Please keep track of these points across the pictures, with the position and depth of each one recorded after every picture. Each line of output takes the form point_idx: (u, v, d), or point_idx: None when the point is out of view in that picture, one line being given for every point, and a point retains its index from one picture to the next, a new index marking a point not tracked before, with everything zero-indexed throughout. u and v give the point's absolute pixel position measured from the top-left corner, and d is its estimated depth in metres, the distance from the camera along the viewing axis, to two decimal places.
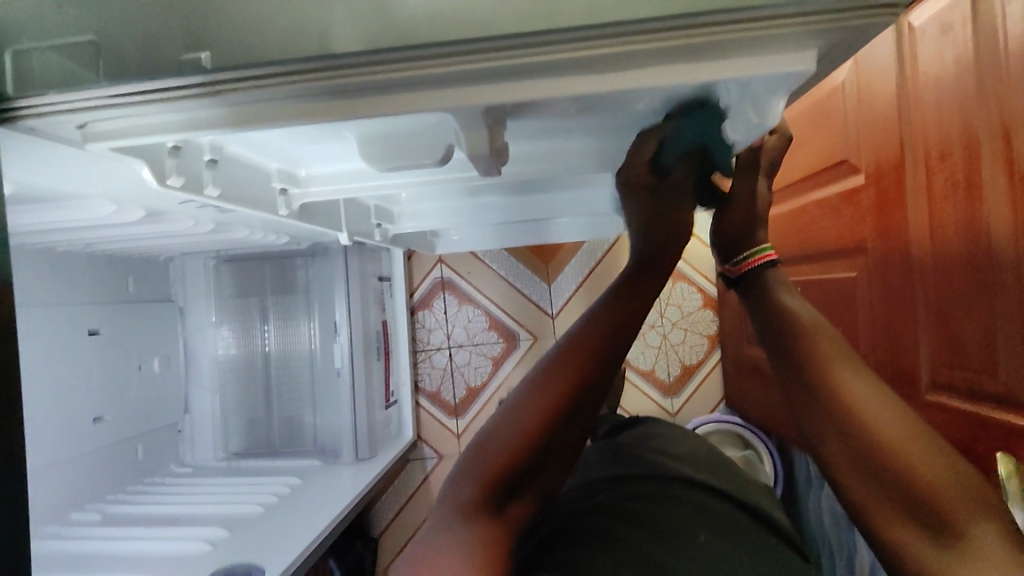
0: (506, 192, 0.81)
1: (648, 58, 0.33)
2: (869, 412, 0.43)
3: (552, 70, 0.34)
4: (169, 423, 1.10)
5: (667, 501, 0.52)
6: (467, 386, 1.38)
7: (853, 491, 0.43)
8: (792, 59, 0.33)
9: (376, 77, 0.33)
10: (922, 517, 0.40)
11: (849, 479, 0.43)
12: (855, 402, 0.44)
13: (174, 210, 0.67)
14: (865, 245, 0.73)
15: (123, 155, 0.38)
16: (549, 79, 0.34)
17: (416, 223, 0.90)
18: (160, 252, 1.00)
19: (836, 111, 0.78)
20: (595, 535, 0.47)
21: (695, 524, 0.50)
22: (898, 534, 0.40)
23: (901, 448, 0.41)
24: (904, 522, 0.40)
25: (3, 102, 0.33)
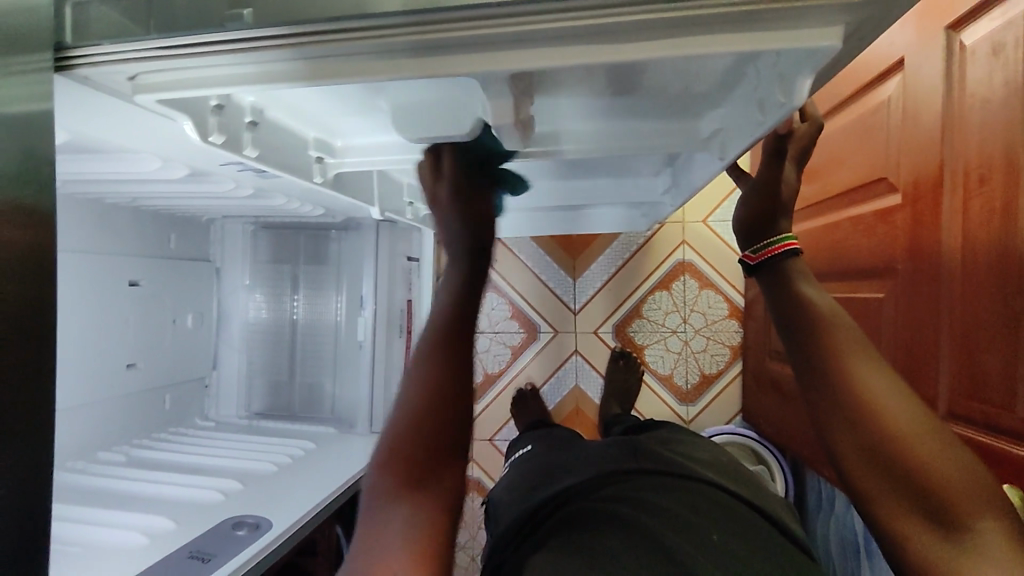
0: (536, 179, 0.82)
1: (668, 28, 0.34)
2: (892, 412, 0.46)
3: (576, 41, 0.35)
4: (197, 378, 1.15)
5: (671, 492, 0.55)
6: (484, 372, 1.39)
7: (866, 488, 0.47)
8: (821, 35, 0.34)
9: (408, 38, 0.35)
10: (930, 512, 0.43)
11: (861, 472, 0.47)
12: (878, 400, 0.47)
13: (217, 171, 0.70)
14: (895, 267, 0.72)
15: (170, 109, 0.41)
16: (573, 54, 0.35)
17: (445, 205, 0.92)
18: (201, 212, 1.04)
19: (880, 128, 0.76)
20: (611, 515, 0.51)
21: (699, 513, 0.52)
22: (904, 524, 0.44)
23: (919, 447, 0.45)
24: (913, 515, 0.44)
25: (62, 52, 0.36)
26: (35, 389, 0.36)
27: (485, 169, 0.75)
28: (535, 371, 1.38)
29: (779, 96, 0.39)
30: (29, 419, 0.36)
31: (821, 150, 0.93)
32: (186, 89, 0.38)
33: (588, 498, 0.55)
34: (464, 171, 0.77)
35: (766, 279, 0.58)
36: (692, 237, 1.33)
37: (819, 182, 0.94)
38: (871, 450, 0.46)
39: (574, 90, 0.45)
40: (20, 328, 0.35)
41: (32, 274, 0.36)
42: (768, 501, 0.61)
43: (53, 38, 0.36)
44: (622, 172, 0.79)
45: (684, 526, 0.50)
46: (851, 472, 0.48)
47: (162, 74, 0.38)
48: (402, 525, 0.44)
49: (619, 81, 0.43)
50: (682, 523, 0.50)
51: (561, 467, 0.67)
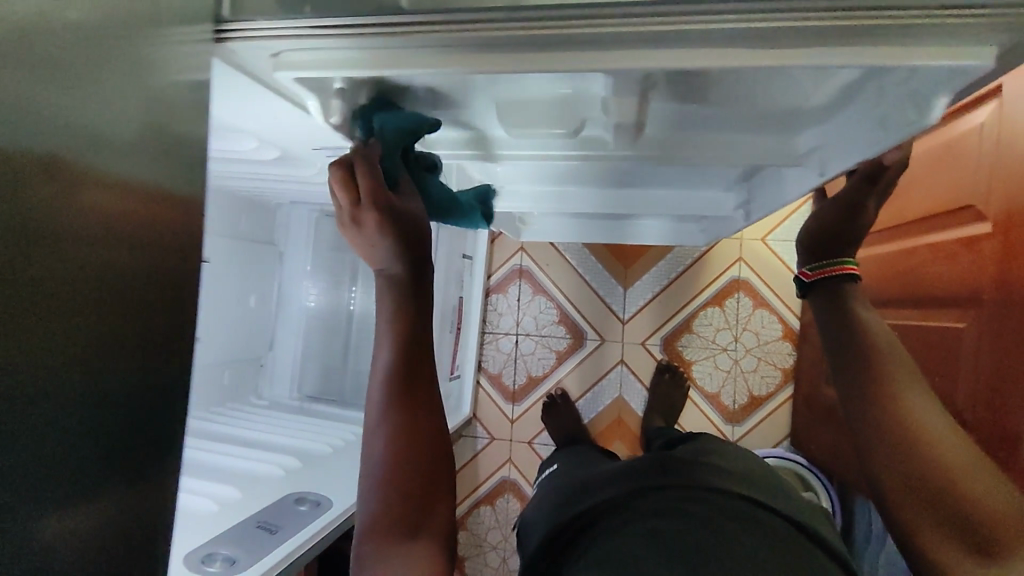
0: (609, 183, 0.83)
1: (811, 34, 0.34)
2: (939, 442, 0.50)
3: (717, 41, 0.35)
4: (255, 357, 1.18)
5: (691, 509, 0.52)
6: (528, 374, 1.40)
7: (905, 511, 0.50)
8: (972, 53, 0.34)
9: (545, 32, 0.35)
10: (971, 537, 0.47)
11: (901, 495, 0.51)
12: (927, 429, 0.51)
13: (307, 155, 0.72)
14: (980, 297, 0.70)
15: (301, 86, 0.43)
16: (712, 57, 0.36)
17: (513, 204, 0.94)
18: (273, 196, 1.07)
19: (969, 155, 0.75)
20: (629, 535, 0.51)
21: (720, 536, 0.49)
22: (943, 547, 0.48)
23: (963, 477, 0.48)
24: (951, 538, 0.48)
25: (219, 25, 0.38)
26: (162, 381, 0.35)
27: (564, 172, 0.75)
28: (579, 378, 1.38)
29: (911, 113, 0.41)
30: (154, 412, 0.35)
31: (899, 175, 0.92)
32: (325, 70, 0.40)
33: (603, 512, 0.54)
34: (540, 172, 0.79)
35: (820, 301, 0.63)
36: (749, 255, 1.32)
37: (894, 207, 0.93)
38: (915, 477, 0.50)
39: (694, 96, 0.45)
40: (138, 315, 0.34)
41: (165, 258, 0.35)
42: (805, 515, 0.58)
43: (212, 12, 0.37)
44: (698, 182, 0.79)
45: (699, 554, 0.48)
46: (891, 494, 0.52)
47: (304, 53, 0.39)
48: (407, 549, 0.47)
49: (736, 95, 0.44)
50: (698, 551, 0.48)
51: (594, 472, 0.66)
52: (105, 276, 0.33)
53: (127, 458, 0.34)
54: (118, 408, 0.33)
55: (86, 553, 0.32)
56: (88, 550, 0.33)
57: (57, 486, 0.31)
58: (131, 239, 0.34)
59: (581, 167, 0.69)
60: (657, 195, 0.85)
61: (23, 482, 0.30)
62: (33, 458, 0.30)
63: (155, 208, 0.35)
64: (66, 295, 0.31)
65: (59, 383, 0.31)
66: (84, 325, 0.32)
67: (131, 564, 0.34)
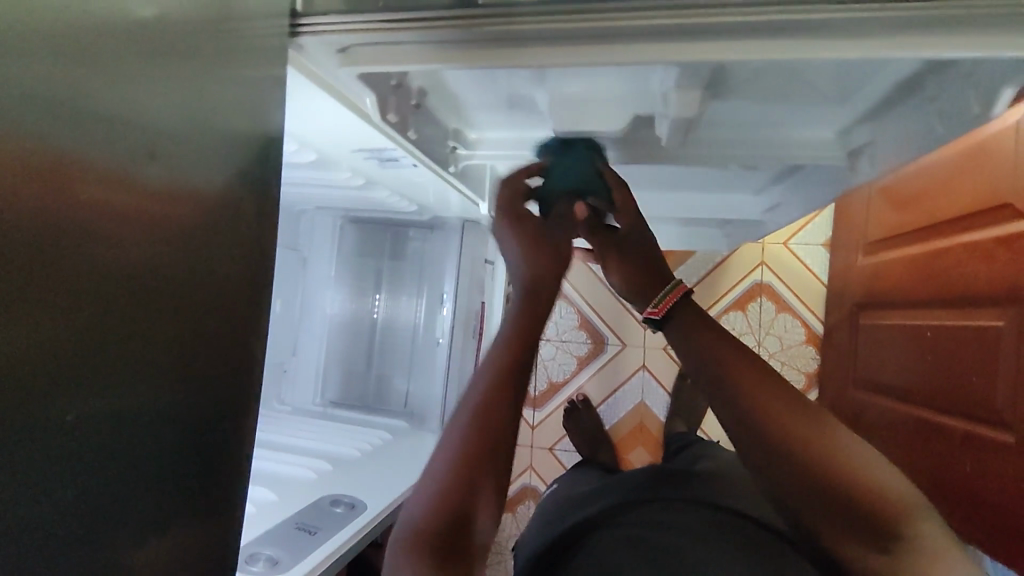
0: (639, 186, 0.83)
1: (872, 28, 0.34)
2: (801, 431, 0.45)
3: (778, 35, 0.35)
4: (278, 363, 1.17)
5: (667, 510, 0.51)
6: (549, 380, 1.39)
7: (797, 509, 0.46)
8: None
9: (619, 22, 0.36)
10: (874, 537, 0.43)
11: (790, 494, 0.46)
12: (786, 418, 0.45)
13: (342, 157, 0.72)
14: (1017, 293, 0.71)
15: (361, 85, 0.43)
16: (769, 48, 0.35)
17: None
18: (301, 202, 1.08)
19: (1001, 154, 0.76)
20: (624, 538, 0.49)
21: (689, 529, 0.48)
22: (855, 550, 0.44)
23: (841, 470, 0.44)
24: (857, 541, 0.44)
25: (294, 20, 0.39)
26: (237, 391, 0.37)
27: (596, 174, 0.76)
28: (599, 384, 1.37)
29: (975, 105, 0.41)
30: (230, 420, 0.37)
31: (924, 181, 0.94)
32: (390, 65, 0.40)
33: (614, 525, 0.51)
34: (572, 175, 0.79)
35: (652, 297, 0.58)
36: (772, 259, 1.31)
37: (921, 209, 0.94)
38: (799, 478, 0.45)
39: (745, 88, 0.45)
40: (224, 327, 0.36)
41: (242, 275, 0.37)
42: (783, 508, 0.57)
43: (290, 8, 0.39)
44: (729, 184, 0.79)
45: (670, 549, 0.46)
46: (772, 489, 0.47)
47: (370, 49, 0.40)
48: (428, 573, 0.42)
49: (784, 77, 0.44)
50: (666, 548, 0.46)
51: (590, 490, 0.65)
52: (185, 271, 0.34)
53: (203, 426, 0.35)
54: (196, 380, 0.34)
55: (167, 523, 0.33)
56: (168, 532, 0.33)
57: (143, 453, 0.32)
58: (214, 257, 0.35)
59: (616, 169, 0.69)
60: (688, 198, 0.85)
61: (110, 461, 0.30)
62: (126, 434, 0.31)
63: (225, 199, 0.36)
64: (148, 274, 0.32)
65: (153, 392, 0.32)
66: (170, 336, 0.33)
67: (202, 536, 0.35)
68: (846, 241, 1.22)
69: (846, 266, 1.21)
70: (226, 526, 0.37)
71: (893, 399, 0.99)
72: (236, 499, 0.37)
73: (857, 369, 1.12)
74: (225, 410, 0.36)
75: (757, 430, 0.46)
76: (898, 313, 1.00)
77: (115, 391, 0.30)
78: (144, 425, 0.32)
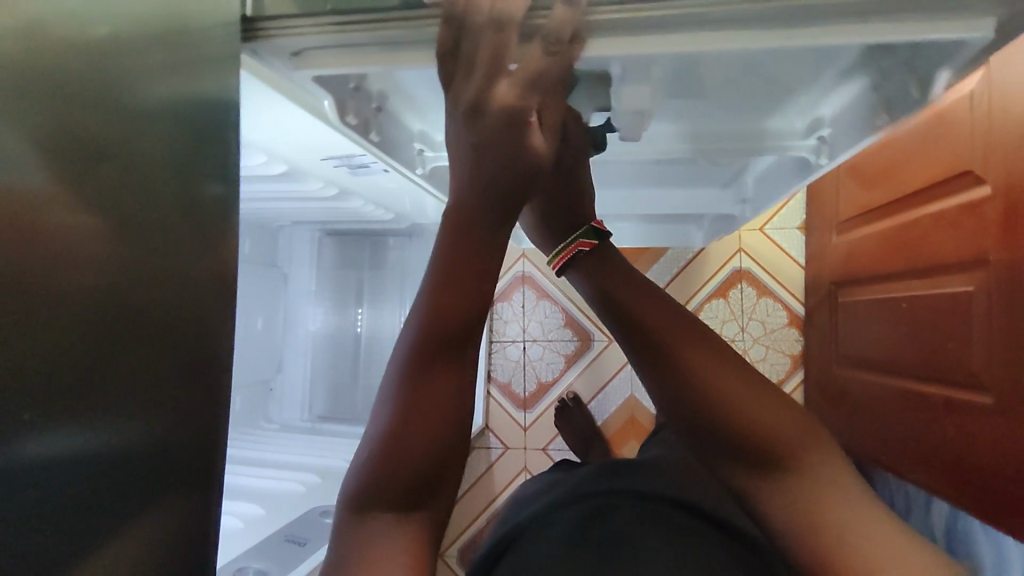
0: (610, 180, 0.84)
1: (812, 19, 0.34)
2: (734, 400, 0.41)
3: (722, 28, 0.35)
4: (262, 381, 1.16)
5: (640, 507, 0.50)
6: (538, 381, 1.39)
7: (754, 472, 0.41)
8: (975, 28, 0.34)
9: (553, 21, 0.35)
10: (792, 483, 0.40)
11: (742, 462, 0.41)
12: (732, 395, 0.41)
13: (312, 168, 0.73)
14: (987, 258, 0.72)
15: (319, 87, 0.43)
16: (717, 40, 0.36)
17: None
18: (276, 218, 1.07)
19: (963, 123, 0.77)
20: (605, 526, 0.48)
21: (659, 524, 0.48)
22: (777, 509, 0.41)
23: (773, 428, 0.40)
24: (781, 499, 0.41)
25: (249, 24, 0.38)
26: (203, 403, 0.37)
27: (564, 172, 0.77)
28: (588, 380, 1.38)
29: (914, 91, 0.42)
30: (195, 438, 0.36)
31: (889, 154, 0.96)
32: (349, 65, 0.40)
33: (574, 513, 0.51)
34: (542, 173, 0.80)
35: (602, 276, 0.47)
36: (749, 246, 1.33)
37: (889, 182, 0.96)
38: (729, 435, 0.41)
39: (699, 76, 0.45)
40: (182, 345, 0.36)
41: (202, 289, 0.37)
42: None
43: (240, 12, 0.38)
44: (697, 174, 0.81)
45: (633, 544, 0.45)
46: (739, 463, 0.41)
47: (327, 52, 0.40)
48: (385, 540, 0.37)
49: (737, 69, 0.44)
50: (630, 541, 0.46)
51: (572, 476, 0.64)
52: (136, 295, 0.33)
53: (178, 381, 0.35)
54: (160, 399, 0.34)
55: (144, 487, 0.34)
56: (143, 556, 0.33)
57: (117, 410, 0.32)
58: (166, 276, 0.35)
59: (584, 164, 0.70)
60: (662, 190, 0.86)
61: (64, 493, 0.30)
62: (81, 469, 0.31)
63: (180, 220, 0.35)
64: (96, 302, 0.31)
65: (110, 423, 0.32)
66: (124, 363, 0.33)
67: (186, 500, 0.36)
68: (819, 224, 1.24)
69: (821, 248, 1.23)
70: (209, 490, 0.37)
71: (878, 373, 0.99)
72: (216, 460, 0.37)
73: (840, 344, 1.13)
74: (202, 371, 0.37)
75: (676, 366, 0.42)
76: (873, 288, 1.01)
77: (84, 349, 0.31)
78: (116, 381, 0.32)
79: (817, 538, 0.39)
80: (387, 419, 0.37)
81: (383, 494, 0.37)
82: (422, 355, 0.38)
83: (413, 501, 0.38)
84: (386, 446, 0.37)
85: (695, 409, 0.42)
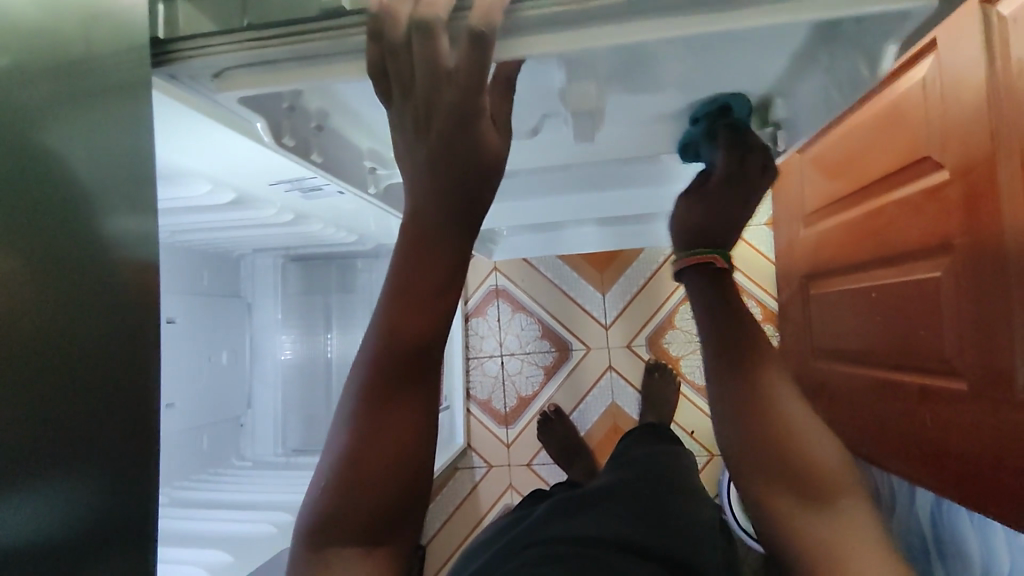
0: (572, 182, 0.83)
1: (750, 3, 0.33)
2: (789, 416, 0.46)
3: (659, 15, 0.34)
4: (231, 417, 1.12)
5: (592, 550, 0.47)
6: (518, 395, 1.37)
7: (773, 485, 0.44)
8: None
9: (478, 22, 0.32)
10: (807, 493, 0.43)
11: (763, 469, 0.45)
12: (787, 411, 0.46)
13: (265, 195, 0.71)
14: (952, 243, 0.72)
15: (248, 109, 0.41)
16: (656, 29, 0.34)
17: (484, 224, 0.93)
18: (235, 247, 1.04)
19: (916, 109, 0.78)
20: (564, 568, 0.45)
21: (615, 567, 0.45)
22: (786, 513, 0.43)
23: (807, 445, 0.45)
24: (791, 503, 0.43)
25: (163, 46, 0.37)
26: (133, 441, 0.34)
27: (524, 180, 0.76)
28: (568, 391, 1.36)
29: (865, 70, 0.40)
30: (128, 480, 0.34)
31: (849, 146, 0.96)
32: (269, 83, 0.38)
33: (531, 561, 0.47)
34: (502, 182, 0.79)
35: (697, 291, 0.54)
36: None
37: (851, 174, 0.96)
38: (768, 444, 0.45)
39: (648, 69, 0.44)
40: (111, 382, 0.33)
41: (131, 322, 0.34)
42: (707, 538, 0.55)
43: (150, 33, 0.36)
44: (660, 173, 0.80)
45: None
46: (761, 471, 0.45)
47: (249, 70, 0.38)
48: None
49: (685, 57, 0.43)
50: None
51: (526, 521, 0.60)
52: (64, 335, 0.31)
53: (117, 428, 0.34)
54: (82, 441, 0.32)
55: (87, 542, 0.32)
56: None
57: (56, 461, 0.31)
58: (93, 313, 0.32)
59: (543, 168, 0.69)
60: (627, 195, 0.85)
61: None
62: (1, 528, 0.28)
63: (104, 253, 0.33)
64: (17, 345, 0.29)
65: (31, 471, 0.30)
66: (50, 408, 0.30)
67: (128, 554, 0.34)
68: (787, 217, 1.24)
69: (789, 240, 1.23)
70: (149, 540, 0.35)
71: (856, 364, 0.98)
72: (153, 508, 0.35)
73: (815, 337, 1.13)
74: (135, 406, 0.34)
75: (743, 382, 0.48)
76: (845, 280, 1.01)
77: (23, 396, 0.29)
78: (56, 429, 0.31)
79: (820, 546, 0.41)
80: (348, 438, 0.35)
81: (347, 521, 0.34)
82: (385, 373, 0.35)
83: (376, 531, 0.34)
84: (351, 469, 0.34)
85: (754, 416, 0.46)
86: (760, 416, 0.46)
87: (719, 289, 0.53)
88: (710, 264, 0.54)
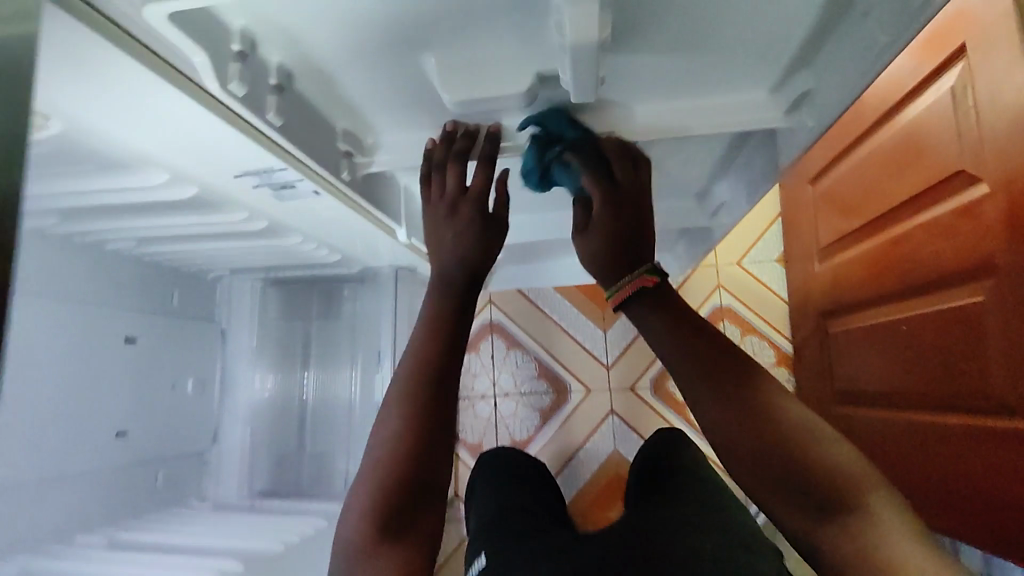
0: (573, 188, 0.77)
1: None
2: (789, 427, 0.45)
3: None
4: (195, 452, 1.02)
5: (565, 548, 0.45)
6: (512, 440, 1.26)
7: (784, 508, 0.44)
8: None
9: None
10: (824, 508, 0.42)
11: (768, 489, 0.44)
12: (784, 424, 0.45)
13: (235, 192, 0.64)
14: (994, 264, 0.64)
15: (184, 37, 0.35)
16: None
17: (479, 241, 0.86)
18: (209, 264, 0.98)
19: (947, 121, 0.72)
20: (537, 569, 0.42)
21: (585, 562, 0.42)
22: (806, 529, 0.43)
23: (817, 452, 0.43)
24: (806, 516, 0.43)
25: None
26: None
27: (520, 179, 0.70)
28: (567, 436, 1.25)
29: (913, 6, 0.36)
30: None
31: (870, 168, 0.91)
32: None
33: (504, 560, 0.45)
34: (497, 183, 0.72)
35: (638, 303, 0.53)
36: (728, 279, 1.24)
37: (874, 198, 0.90)
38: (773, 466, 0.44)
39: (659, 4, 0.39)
40: None
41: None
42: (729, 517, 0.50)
43: None
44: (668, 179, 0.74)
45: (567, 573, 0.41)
46: (773, 493, 0.44)
47: None
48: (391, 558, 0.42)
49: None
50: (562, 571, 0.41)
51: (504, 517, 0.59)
52: None
53: None
54: None
55: None
56: None
57: None
58: None
59: (540, 163, 0.63)
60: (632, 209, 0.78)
61: None
62: None
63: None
64: None
65: None
66: None
67: None
68: (802, 252, 1.17)
69: (804, 276, 1.15)
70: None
71: (872, 404, 0.94)
72: None
73: (836, 377, 1.06)
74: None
75: (735, 413, 0.46)
76: (870, 314, 0.94)
77: None
78: None
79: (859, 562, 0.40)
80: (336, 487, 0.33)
81: None
82: None
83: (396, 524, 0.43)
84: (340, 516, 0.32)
85: (757, 442, 0.45)
86: (757, 439, 0.45)
87: (673, 315, 0.51)
88: (643, 287, 0.53)
